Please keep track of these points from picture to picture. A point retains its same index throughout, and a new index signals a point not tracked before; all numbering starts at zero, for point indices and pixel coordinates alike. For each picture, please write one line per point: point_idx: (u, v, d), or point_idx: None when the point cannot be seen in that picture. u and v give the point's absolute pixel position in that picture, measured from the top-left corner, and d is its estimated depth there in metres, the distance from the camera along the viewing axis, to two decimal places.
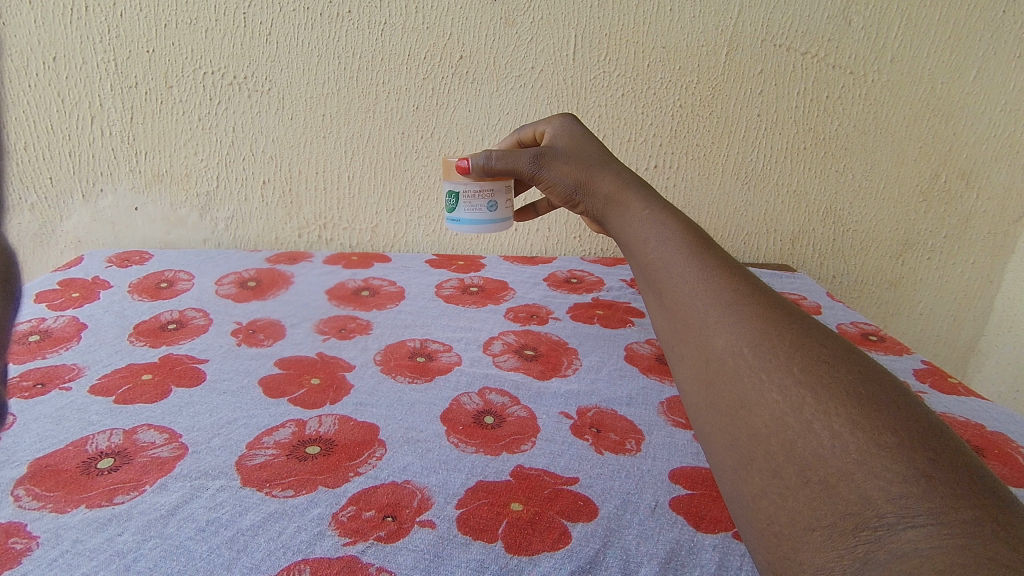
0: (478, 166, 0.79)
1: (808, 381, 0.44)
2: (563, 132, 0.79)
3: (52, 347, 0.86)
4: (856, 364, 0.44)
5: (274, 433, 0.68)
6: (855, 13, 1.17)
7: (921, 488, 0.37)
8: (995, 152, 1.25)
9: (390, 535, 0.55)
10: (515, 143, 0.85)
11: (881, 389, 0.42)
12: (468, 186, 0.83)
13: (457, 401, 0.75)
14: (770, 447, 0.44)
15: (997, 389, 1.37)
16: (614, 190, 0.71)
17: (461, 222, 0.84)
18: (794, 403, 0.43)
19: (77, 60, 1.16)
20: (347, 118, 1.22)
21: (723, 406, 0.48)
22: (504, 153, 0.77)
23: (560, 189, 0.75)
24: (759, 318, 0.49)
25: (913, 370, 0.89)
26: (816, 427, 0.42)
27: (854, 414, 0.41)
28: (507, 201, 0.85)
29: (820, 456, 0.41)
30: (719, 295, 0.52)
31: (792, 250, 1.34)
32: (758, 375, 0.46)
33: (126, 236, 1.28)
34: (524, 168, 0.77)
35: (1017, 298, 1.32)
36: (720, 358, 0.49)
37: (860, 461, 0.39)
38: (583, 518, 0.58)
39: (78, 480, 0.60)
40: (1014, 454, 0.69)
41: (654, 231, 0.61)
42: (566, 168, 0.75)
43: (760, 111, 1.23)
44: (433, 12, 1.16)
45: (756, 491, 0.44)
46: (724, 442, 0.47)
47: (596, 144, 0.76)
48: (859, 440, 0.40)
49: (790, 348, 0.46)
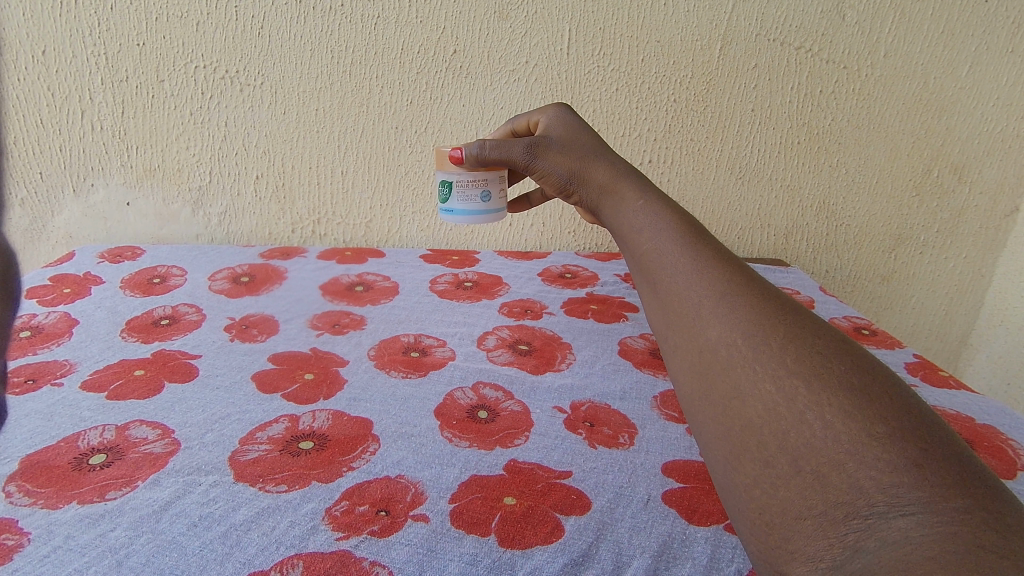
0: (472, 155, 0.80)
1: (801, 372, 0.44)
2: (558, 123, 0.79)
3: (43, 343, 0.85)
4: (849, 355, 0.44)
5: (268, 428, 0.68)
6: (849, 7, 1.17)
7: (912, 478, 0.37)
8: (986, 147, 1.26)
9: (383, 529, 0.55)
10: (509, 133, 0.85)
11: (873, 379, 0.42)
12: (461, 175, 0.82)
13: (451, 395, 0.75)
14: (762, 438, 0.44)
15: (988, 383, 1.38)
16: (608, 181, 0.70)
17: (454, 211, 0.84)
18: (787, 394, 0.43)
19: (67, 53, 1.15)
20: (341, 113, 1.22)
21: (716, 397, 0.48)
22: (497, 142, 0.77)
23: (554, 179, 0.75)
24: (753, 310, 0.49)
25: (905, 363, 0.89)
26: (808, 417, 0.42)
27: (847, 405, 0.41)
28: (501, 190, 0.84)
29: (813, 446, 0.41)
30: (713, 286, 0.52)
31: (785, 245, 1.35)
32: (751, 366, 0.46)
33: (119, 231, 1.27)
34: (517, 158, 0.77)
35: (1009, 292, 1.33)
36: (714, 349, 0.49)
37: (851, 451, 0.39)
38: (577, 512, 0.58)
39: (69, 475, 0.60)
40: (1003, 446, 0.70)
41: (649, 223, 0.61)
42: (560, 159, 0.75)
43: (755, 105, 1.23)
44: (427, 5, 1.15)
45: (747, 481, 0.44)
46: (717, 433, 0.47)
47: (591, 136, 0.76)
48: (852, 430, 0.40)
49: (784, 338, 0.46)
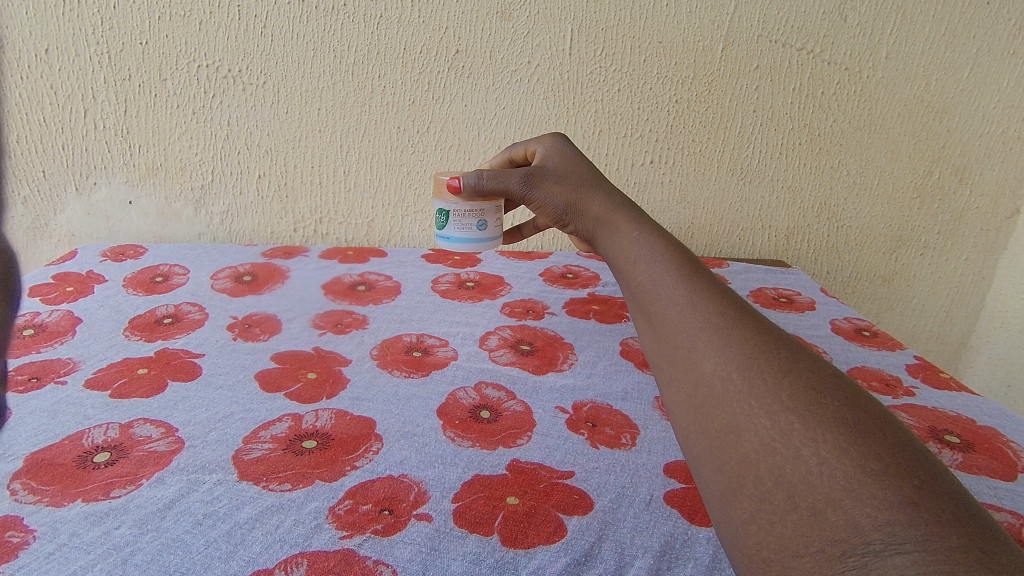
0: (468, 185, 0.80)
1: (796, 407, 0.44)
2: (555, 152, 0.79)
3: (46, 341, 0.86)
4: (842, 389, 0.45)
5: (271, 427, 0.68)
6: (851, 9, 1.17)
7: (908, 515, 0.37)
8: (987, 150, 1.26)
9: (387, 528, 0.55)
10: (506, 162, 0.86)
11: (866, 415, 0.43)
12: (458, 205, 0.84)
13: (454, 395, 0.76)
14: (758, 473, 0.43)
15: (988, 384, 1.39)
16: (605, 213, 0.70)
17: (451, 239, 0.86)
18: (782, 429, 0.43)
19: (70, 52, 1.15)
20: (344, 113, 1.22)
21: (710, 431, 0.47)
22: (494, 172, 0.77)
23: (550, 210, 0.75)
24: (747, 343, 0.49)
25: (906, 365, 0.90)
26: (804, 453, 0.42)
27: (841, 441, 0.41)
28: (498, 219, 0.86)
29: (809, 482, 0.41)
30: (708, 319, 0.52)
31: (786, 246, 1.35)
32: (746, 401, 0.46)
33: (121, 230, 1.28)
34: (514, 188, 0.77)
35: (1010, 293, 1.33)
36: (709, 383, 0.49)
37: (846, 487, 0.39)
38: (579, 511, 0.58)
39: (74, 474, 0.60)
40: (1003, 448, 0.70)
41: (644, 253, 0.62)
42: (556, 189, 0.74)
43: (756, 107, 1.23)
44: (430, 5, 1.15)
45: (744, 517, 0.44)
46: (713, 467, 0.47)
47: (587, 166, 0.77)
48: (847, 466, 0.40)
49: (779, 373, 0.46)
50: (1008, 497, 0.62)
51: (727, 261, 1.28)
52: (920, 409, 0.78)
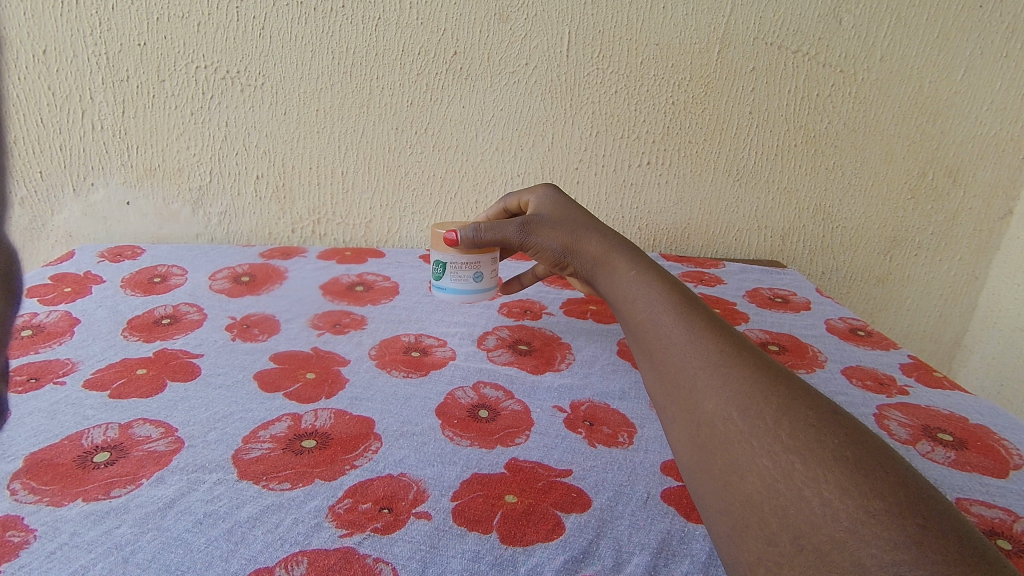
0: (467, 238, 0.84)
1: (796, 447, 0.46)
2: (547, 202, 0.85)
3: (45, 342, 0.86)
4: (842, 430, 0.47)
5: (270, 427, 0.69)
6: (846, 12, 1.18)
7: (913, 555, 0.38)
8: (981, 151, 1.28)
9: (387, 526, 0.55)
10: (501, 211, 0.91)
11: (868, 454, 0.45)
12: (455, 258, 0.89)
13: (451, 395, 0.76)
14: (763, 513, 0.45)
15: (981, 384, 1.40)
16: (600, 253, 0.76)
17: (448, 288, 0.92)
18: (784, 469, 0.46)
19: (68, 53, 1.15)
20: (342, 113, 1.22)
21: (716, 472, 0.50)
22: (491, 224, 0.82)
23: (549, 253, 0.80)
24: (747, 382, 0.52)
25: (900, 364, 0.91)
26: (807, 494, 0.43)
27: (843, 481, 0.43)
28: (493, 270, 0.90)
29: (814, 523, 0.42)
30: (707, 359, 0.56)
31: (782, 247, 1.36)
32: (749, 442, 0.48)
33: (118, 230, 1.28)
34: (511, 237, 0.82)
35: (1004, 294, 1.34)
36: (711, 423, 0.51)
37: (850, 529, 0.40)
38: (577, 509, 0.59)
39: (74, 473, 0.60)
40: (995, 445, 0.71)
41: (642, 293, 0.67)
42: (552, 234, 0.80)
43: (752, 109, 1.24)
44: (428, 7, 1.16)
45: (753, 559, 0.45)
46: (720, 508, 0.48)
47: (579, 211, 0.82)
48: (850, 506, 0.41)
49: (778, 412, 0.49)
50: (999, 494, 0.63)
51: (723, 262, 1.29)
52: (913, 408, 0.78)
